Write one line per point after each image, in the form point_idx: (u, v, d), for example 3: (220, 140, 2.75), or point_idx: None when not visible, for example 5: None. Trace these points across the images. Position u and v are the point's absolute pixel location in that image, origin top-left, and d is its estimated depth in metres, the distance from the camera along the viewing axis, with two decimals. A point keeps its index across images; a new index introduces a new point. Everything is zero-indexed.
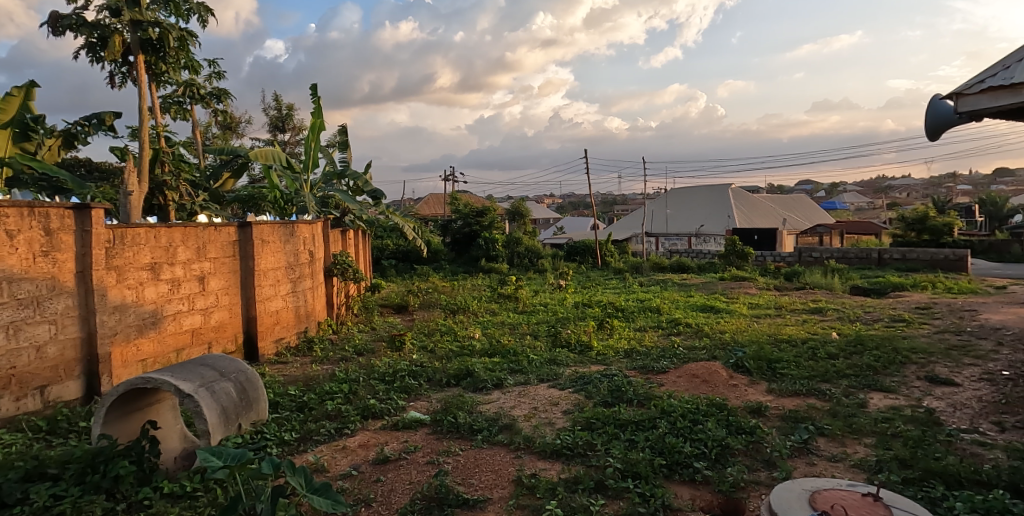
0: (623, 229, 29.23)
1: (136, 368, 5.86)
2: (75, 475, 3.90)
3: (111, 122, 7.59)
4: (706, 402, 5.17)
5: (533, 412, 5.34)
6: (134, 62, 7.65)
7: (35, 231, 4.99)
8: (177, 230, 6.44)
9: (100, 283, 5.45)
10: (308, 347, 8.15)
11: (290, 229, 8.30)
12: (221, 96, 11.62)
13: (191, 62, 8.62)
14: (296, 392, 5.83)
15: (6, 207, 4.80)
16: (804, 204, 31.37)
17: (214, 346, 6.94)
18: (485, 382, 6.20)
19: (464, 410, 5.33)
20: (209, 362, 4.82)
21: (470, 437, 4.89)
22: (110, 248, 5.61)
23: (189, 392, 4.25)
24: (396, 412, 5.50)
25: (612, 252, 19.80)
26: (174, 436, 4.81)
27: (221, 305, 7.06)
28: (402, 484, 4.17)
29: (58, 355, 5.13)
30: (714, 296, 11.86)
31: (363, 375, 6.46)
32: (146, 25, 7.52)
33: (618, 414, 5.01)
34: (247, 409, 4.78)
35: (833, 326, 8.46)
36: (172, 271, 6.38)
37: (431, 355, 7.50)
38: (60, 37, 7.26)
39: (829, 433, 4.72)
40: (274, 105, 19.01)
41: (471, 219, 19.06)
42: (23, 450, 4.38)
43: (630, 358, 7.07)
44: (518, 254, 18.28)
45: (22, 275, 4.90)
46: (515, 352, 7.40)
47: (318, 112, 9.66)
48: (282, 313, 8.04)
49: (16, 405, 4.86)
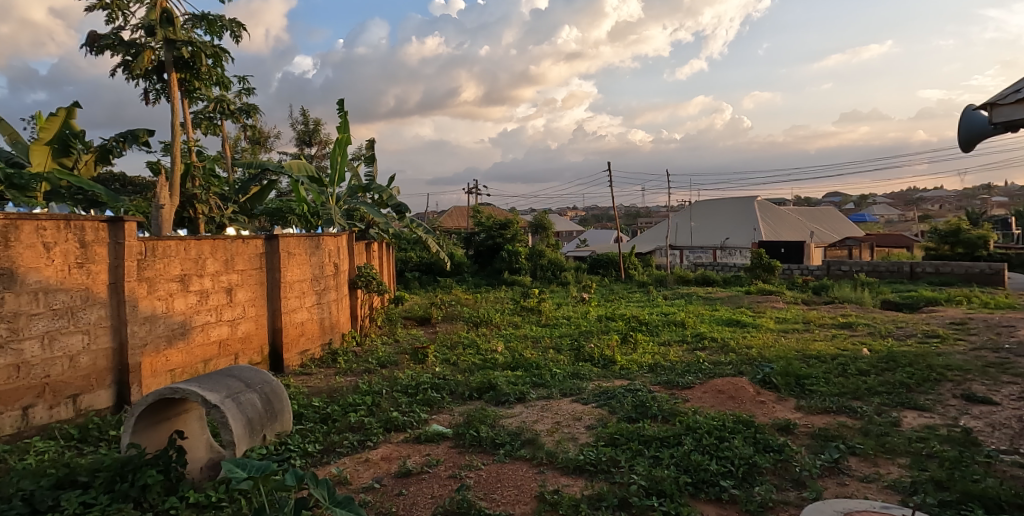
0: (647, 242, 29.05)
1: (165, 378, 5.95)
2: (104, 484, 3.96)
3: (145, 138, 7.78)
4: (732, 418, 5.08)
5: (556, 427, 5.29)
6: (168, 79, 7.86)
7: (71, 243, 5.11)
8: (207, 242, 6.55)
9: (131, 294, 5.55)
10: (332, 358, 8.20)
11: (316, 241, 8.39)
12: (250, 111, 11.84)
13: (222, 79, 8.80)
14: (320, 404, 5.86)
15: (44, 220, 4.93)
16: (832, 217, 30.86)
17: (241, 357, 7.02)
18: (508, 396, 6.18)
19: (486, 424, 5.31)
20: (235, 373, 4.87)
21: (492, 452, 4.86)
22: (142, 259, 5.72)
23: (215, 403, 4.30)
24: (418, 425, 5.50)
25: (636, 265, 19.65)
26: (200, 446, 4.86)
27: (248, 316, 7.15)
28: (424, 498, 4.15)
29: (90, 364, 5.23)
30: (740, 309, 11.70)
31: (387, 387, 6.48)
32: (180, 43, 7.70)
33: (643, 430, 4.94)
34: (272, 420, 4.81)
35: (864, 341, 8.28)
36: (202, 282, 6.48)
37: (454, 368, 7.50)
38: (98, 55, 7.48)
39: (861, 453, 4.59)
40: (301, 120, 19.31)
41: (494, 232, 19.05)
42: (55, 457, 4.46)
43: (655, 372, 6.99)
44: (541, 266, 18.30)
45: (58, 286, 5.02)
46: (538, 366, 7.36)
47: (345, 126, 9.79)
48: (307, 325, 8.12)
49: (50, 413, 4.96)
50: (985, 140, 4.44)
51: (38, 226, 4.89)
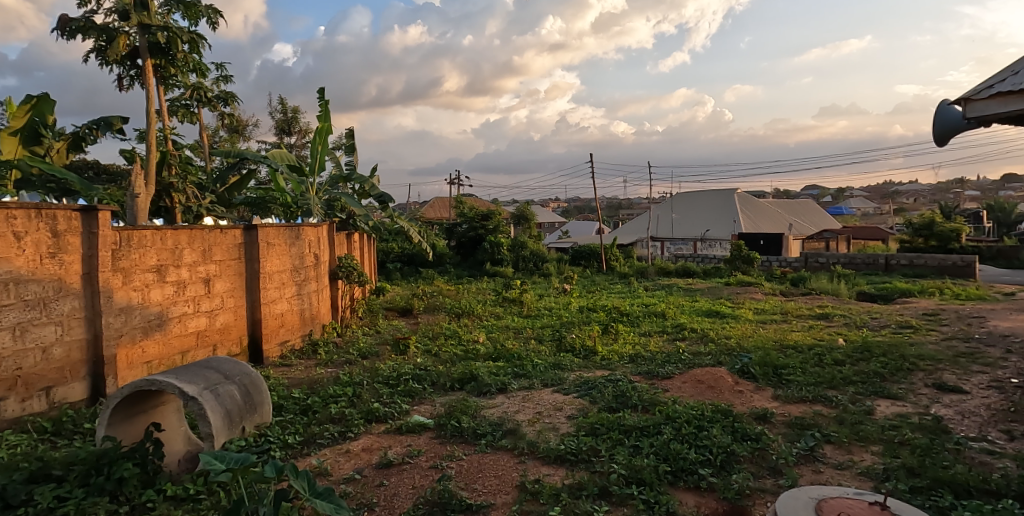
0: (628, 233, 29.19)
1: (141, 370, 5.87)
2: (79, 477, 3.90)
3: (119, 126, 7.62)
4: (711, 408, 5.14)
5: (537, 417, 5.32)
6: (143, 65, 7.72)
7: (42, 233, 5.01)
8: (184, 232, 6.46)
9: (106, 285, 5.47)
10: (313, 349, 8.15)
11: (296, 231, 8.31)
12: (228, 98, 11.67)
13: (199, 66, 8.65)
14: (300, 395, 5.83)
15: (14, 209, 4.81)
16: (810, 209, 31.27)
17: (219, 348, 6.95)
18: (489, 387, 6.19)
19: (468, 415, 5.32)
20: (214, 365, 4.82)
21: (473, 442, 4.87)
22: (117, 249, 5.63)
23: (193, 394, 4.25)
24: (400, 416, 5.50)
25: (617, 256, 19.73)
26: (178, 439, 4.81)
27: (227, 307, 7.07)
28: (405, 489, 4.15)
29: (64, 356, 5.15)
30: (719, 301, 11.82)
31: (367, 378, 6.46)
32: (155, 28, 7.54)
33: (623, 420, 4.98)
34: (251, 412, 4.77)
35: (839, 332, 8.43)
36: (178, 273, 6.39)
37: (435, 359, 7.49)
38: (70, 40, 7.31)
39: (836, 441, 4.67)
40: (280, 109, 19.07)
41: (476, 223, 19.02)
42: (28, 451, 4.39)
43: (635, 363, 7.04)
44: (523, 258, 18.30)
45: (29, 277, 4.92)
46: (520, 356, 7.38)
47: (326, 115, 9.69)
48: (287, 316, 8.05)
49: (22, 405, 4.87)
50: (959, 134, 4.51)
51: (8, 214, 4.77)
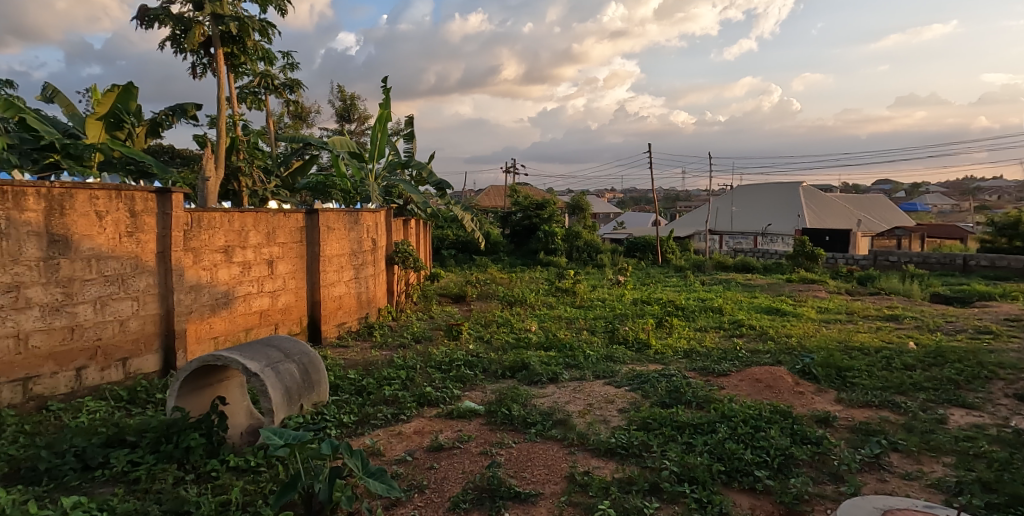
0: (686, 226, 28.61)
1: (208, 345, 6.13)
2: (151, 444, 4.12)
3: (193, 113, 7.94)
4: (770, 408, 4.99)
5: (588, 409, 5.28)
6: (215, 53, 7.99)
7: (121, 213, 5.26)
8: (249, 215, 6.67)
9: (178, 263, 5.71)
10: (368, 331, 8.35)
11: (355, 216, 8.48)
12: (293, 86, 11.98)
13: (267, 54, 8.89)
14: (356, 376, 5.98)
15: (96, 190, 5.07)
16: (883, 205, 29.88)
17: (281, 327, 7.18)
18: (540, 376, 6.19)
19: (519, 403, 5.33)
20: (275, 343, 4.98)
21: (523, 430, 4.88)
22: (188, 230, 5.87)
23: (255, 371, 4.40)
24: (451, 401, 5.56)
25: (674, 249, 19.37)
26: (241, 413, 5.00)
27: (288, 288, 7.29)
28: (455, 473, 4.19)
29: (139, 329, 5.42)
30: (780, 298, 11.46)
31: (420, 362, 6.57)
32: (227, 18, 7.80)
33: (676, 415, 4.89)
34: (309, 390, 4.91)
35: (910, 335, 8.04)
36: (244, 254, 6.61)
37: (488, 346, 7.54)
38: (148, 29, 7.63)
39: (903, 449, 4.46)
40: (339, 97, 19.46)
41: (531, 212, 18.99)
42: (105, 417, 4.65)
43: (690, 358, 6.91)
44: (577, 248, 18.16)
45: (110, 254, 5.19)
46: (572, 347, 7.34)
47: (385, 102, 9.82)
48: (345, 299, 8.25)
49: (101, 375, 5.15)
50: None
51: (91, 195, 5.03)
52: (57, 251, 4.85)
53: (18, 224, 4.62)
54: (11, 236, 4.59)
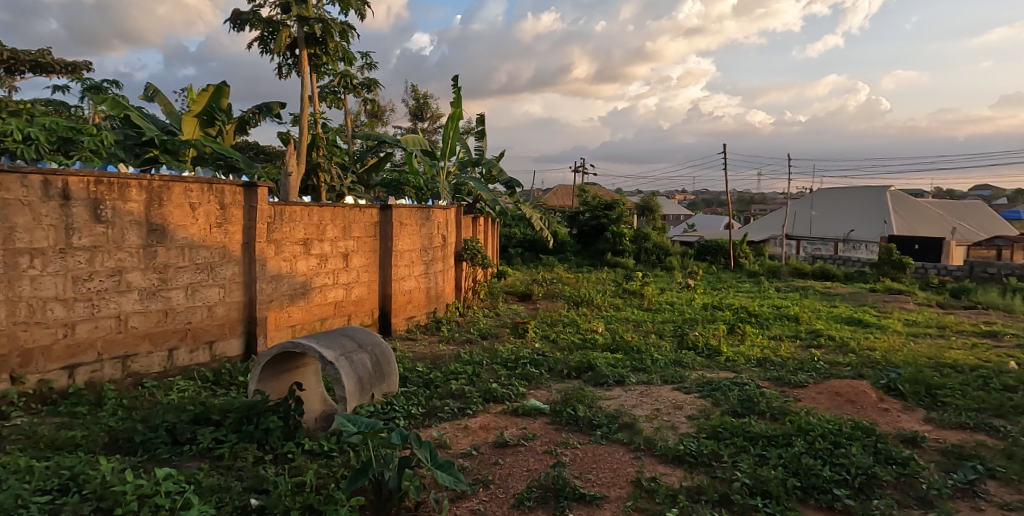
0: (761, 230, 27.67)
1: (286, 333, 6.40)
2: (234, 423, 4.35)
3: (277, 112, 8.30)
4: (851, 424, 4.76)
5: (656, 414, 5.20)
6: (300, 54, 8.32)
7: (212, 205, 5.56)
8: (328, 210, 6.92)
9: (261, 254, 6.00)
10: (436, 326, 8.51)
11: (426, 213, 8.65)
12: (370, 85, 12.33)
13: (347, 55, 9.18)
14: (424, 369, 6.11)
15: (191, 183, 5.37)
16: (980, 212, 27.96)
17: (353, 318, 7.42)
18: (607, 378, 6.13)
19: (584, 404, 5.30)
20: (349, 333, 5.15)
21: (589, 432, 4.85)
22: (272, 222, 6.15)
23: (330, 360, 4.56)
24: (517, 398, 5.59)
25: (747, 253, 18.77)
26: (315, 399, 5.20)
27: (361, 281, 7.52)
28: (520, 471, 4.22)
29: (225, 314, 5.73)
30: (863, 308, 10.92)
31: (487, 358, 6.64)
32: (312, 20, 8.12)
33: (749, 426, 4.75)
34: (380, 381, 5.05)
35: (1009, 353, 7.49)
36: (322, 247, 6.86)
37: (553, 345, 7.54)
38: (240, 32, 8.03)
39: (1000, 477, 4.17)
40: (413, 96, 19.88)
41: (599, 212, 18.83)
42: (193, 395, 4.93)
43: (763, 367, 6.68)
44: (646, 250, 17.87)
45: (201, 243, 5.50)
46: (639, 350, 7.24)
47: (458, 101, 9.96)
48: (414, 293, 8.44)
49: (191, 356, 5.47)
50: None
51: (186, 188, 5.34)
52: (155, 239, 5.17)
53: (123, 213, 4.93)
54: (116, 225, 4.90)
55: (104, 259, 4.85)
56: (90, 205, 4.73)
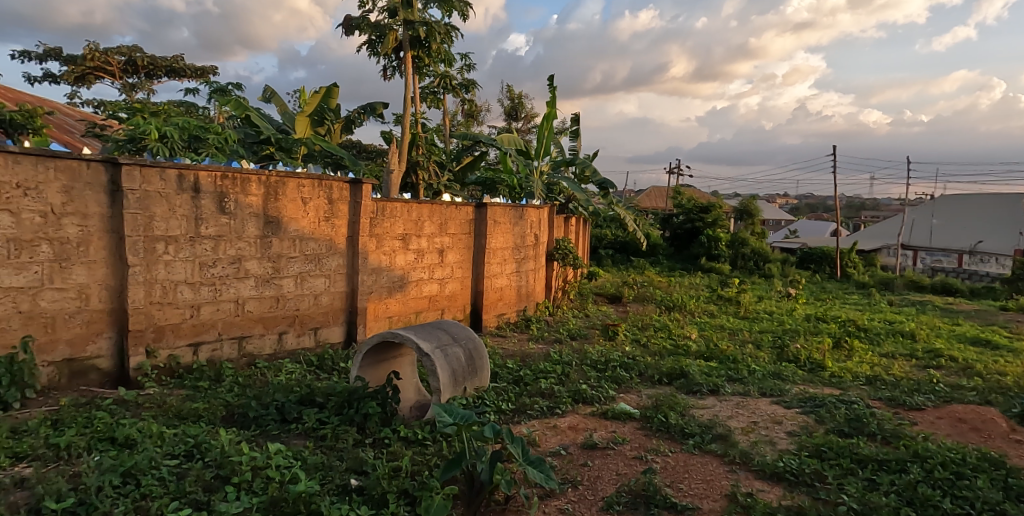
0: (872, 239, 25.93)
1: (384, 323, 6.67)
2: (336, 407, 4.58)
3: (381, 111, 8.65)
4: (975, 454, 4.39)
5: (753, 427, 5.01)
6: (404, 56, 8.62)
7: (321, 200, 5.88)
8: (426, 207, 7.13)
9: (363, 247, 6.28)
10: (526, 324, 8.59)
11: (520, 212, 8.73)
12: (468, 86, 12.59)
13: (449, 56, 9.43)
14: (514, 366, 6.19)
15: (303, 178, 5.71)
16: None
17: (447, 312, 7.63)
18: (700, 386, 5.97)
19: (676, 411, 5.18)
20: (444, 327, 5.30)
21: (681, 441, 4.74)
22: (374, 218, 6.42)
23: (427, 352, 4.71)
24: (606, 401, 5.55)
25: (856, 263, 17.65)
26: (410, 389, 5.39)
27: (455, 277, 7.71)
28: (609, 474, 4.19)
29: (329, 303, 6.06)
30: (990, 328, 10.00)
31: (576, 359, 6.63)
32: (417, 23, 8.40)
33: (857, 447, 4.48)
34: (472, 375, 5.17)
35: None
36: (420, 242, 7.09)
37: (644, 350, 7.41)
38: (350, 36, 8.43)
39: None
40: (508, 96, 20.11)
41: (694, 215, 18.30)
42: (299, 378, 5.25)
43: (873, 386, 6.27)
44: (743, 256, 17.20)
45: (310, 235, 5.83)
46: (735, 360, 6.99)
47: (553, 101, 9.98)
48: (506, 291, 8.55)
49: (298, 340, 5.82)
50: None
51: (299, 183, 5.67)
52: (271, 231, 5.53)
53: (243, 206, 5.31)
54: (237, 216, 5.28)
55: (226, 247, 5.24)
56: (217, 198, 5.12)
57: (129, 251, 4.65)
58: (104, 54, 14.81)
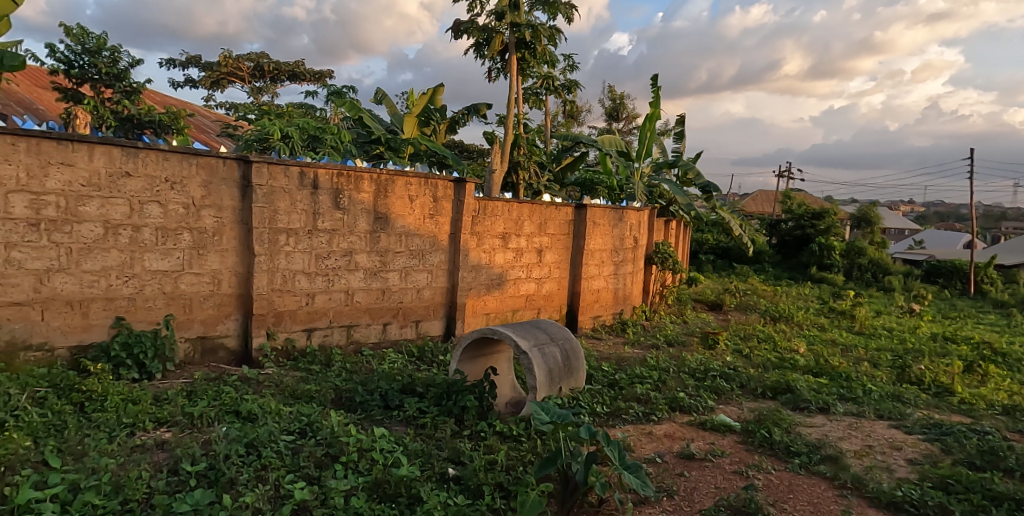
0: (1012, 253, 23.53)
1: (482, 319, 6.84)
2: (435, 398, 4.76)
3: (484, 112, 8.85)
4: None
5: (867, 451, 4.71)
6: (509, 58, 8.77)
7: (427, 197, 6.11)
8: (526, 206, 7.23)
9: (465, 245, 6.46)
10: (622, 327, 8.51)
11: (620, 214, 8.65)
12: (570, 86, 12.61)
13: (553, 58, 9.50)
14: (609, 369, 6.15)
15: (411, 177, 5.95)
16: None
17: (543, 311, 7.70)
18: (808, 403, 5.69)
19: (781, 427, 4.97)
20: (542, 326, 5.36)
21: (786, 459, 4.55)
22: (476, 216, 6.59)
23: (524, 350, 4.79)
24: (705, 411, 5.41)
25: (992, 280, 16.09)
26: (506, 385, 5.49)
27: (553, 277, 7.76)
28: (707, 486, 4.09)
29: (430, 297, 6.29)
30: None
31: (674, 366, 6.49)
32: (523, 26, 8.52)
33: (989, 482, 4.11)
34: (568, 375, 5.19)
35: None
36: (519, 242, 7.19)
37: (747, 361, 7.14)
38: (458, 40, 8.68)
39: None
40: (609, 96, 19.93)
41: (805, 222, 17.36)
42: (401, 367, 5.49)
43: (1011, 416, 5.71)
44: (860, 266, 16.13)
45: (416, 231, 6.07)
46: (848, 377, 6.59)
47: (657, 101, 9.80)
48: (602, 293, 8.50)
49: (401, 331, 6.08)
50: None
51: (407, 181, 5.92)
52: (380, 226, 5.81)
53: (356, 202, 5.61)
54: (350, 212, 5.59)
55: (339, 241, 5.56)
56: (333, 194, 5.45)
57: (256, 241, 5.03)
58: (235, 60, 16.09)
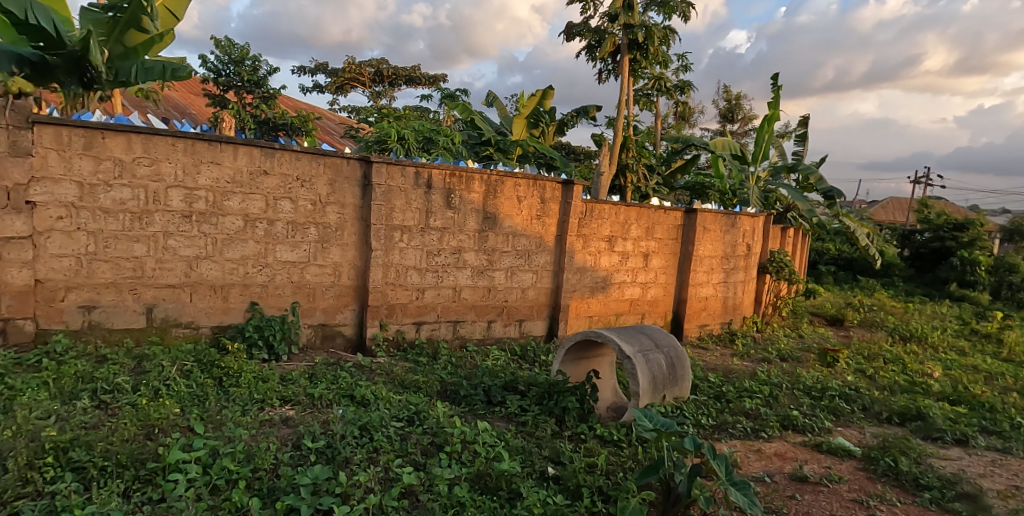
0: None
1: (584, 322, 6.85)
2: (536, 397, 4.82)
3: (593, 114, 8.84)
4: None
5: (1011, 492, 4.28)
6: (621, 60, 8.71)
7: (534, 199, 6.20)
8: (634, 210, 7.15)
9: (570, 246, 6.49)
10: (730, 338, 8.22)
11: (732, 220, 8.35)
12: (684, 87, 12.30)
13: (666, 58, 9.32)
14: (716, 381, 5.96)
15: (520, 178, 6.06)
16: None
17: (647, 317, 7.58)
18: (942, 433, 5.23)
19: (909, 457, 4.61)
20: (647, 332, 5.28)
21: (913, 492, 4.22)
22: (582, 218, 6.60)
23: (628, 355, 4.75)
24: (821, 432, 5.12)
25: None
26: (608, 389, 5.47)
27: (659, 282, 7.63)
28: (821, 512, 3.88)
29: (534, 297, 6.38)
30: None
31: (787, 382, 6.19)
32: (636, 27, 8.43)
33: None
34: (672, 383, 5.09)
35: None
36: (625, 245, 7.12)
37: (871, 382, 6.67)
38: (571, 42, 8.73)
39: None
40: (724, 96, 19.23)
41: (944, 233, 15.89)
42: (504, 364, 5.61)
43: None
44: (1009, 285, 14.55)
45: (523, 232, 6.18)
46: (991, 407, 5.99)
47: (777, 102, 9.35)
48: (711, 301, 8.24)
49: (505, 329, 6.22)
50: None
51: (516, 183, 6.03)
52: (488, 226, 5.96)
53: (467, 202, 5.80)
54: (461, 211, 5.78)
55: (450, 239, 5.77)
56: (445, 193, 5.65)
57: (373, 236, 5.33)
58: (358, 66, 17.03)
